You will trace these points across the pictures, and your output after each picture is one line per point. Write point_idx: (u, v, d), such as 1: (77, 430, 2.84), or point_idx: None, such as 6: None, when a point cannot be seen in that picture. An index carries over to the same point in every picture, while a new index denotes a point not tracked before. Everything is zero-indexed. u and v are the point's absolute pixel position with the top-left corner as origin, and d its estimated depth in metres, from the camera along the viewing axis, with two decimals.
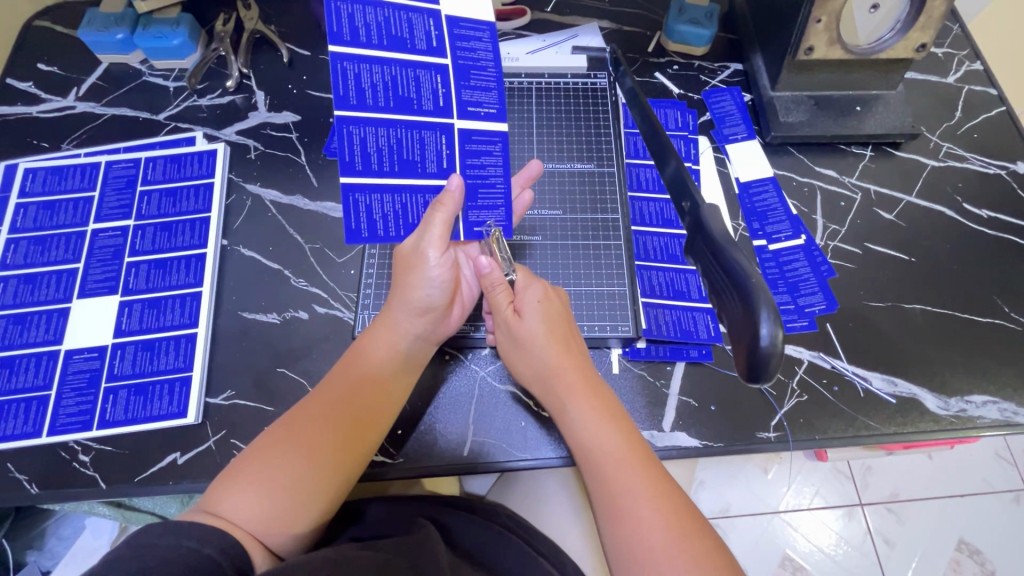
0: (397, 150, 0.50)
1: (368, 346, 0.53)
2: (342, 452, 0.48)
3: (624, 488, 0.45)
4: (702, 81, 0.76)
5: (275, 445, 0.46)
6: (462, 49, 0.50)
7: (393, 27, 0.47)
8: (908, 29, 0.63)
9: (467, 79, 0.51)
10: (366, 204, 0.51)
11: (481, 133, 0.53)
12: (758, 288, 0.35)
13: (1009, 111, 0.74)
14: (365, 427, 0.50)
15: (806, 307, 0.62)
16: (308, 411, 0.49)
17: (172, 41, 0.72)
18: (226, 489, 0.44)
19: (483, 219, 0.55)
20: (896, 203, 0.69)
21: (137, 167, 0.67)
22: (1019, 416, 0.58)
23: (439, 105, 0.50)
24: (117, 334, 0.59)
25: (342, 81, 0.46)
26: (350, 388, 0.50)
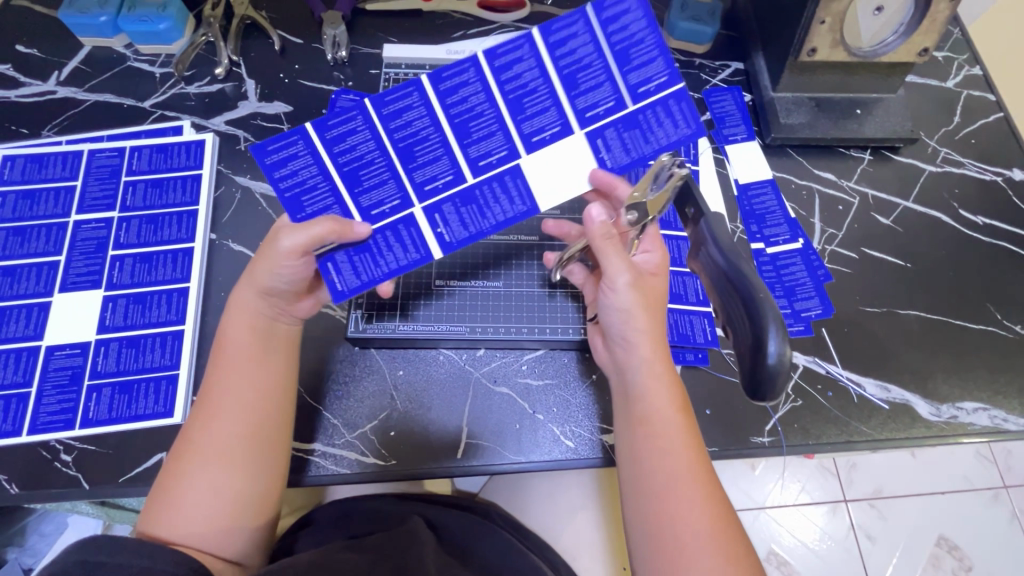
0: (360, 166, 0.48)
1: (235, 335, 0.49)
2: (258, 441, 0.47)
3: (671, 467, 0.43)
4: (702, 80, 0.75)
5: (192, 455, 0.45)
6: (493, 180, 0.49)
7: (523, 100, 0.48)
8: (911, 34, 0.62)
9: (471, 206, 0.49)
10: (290, 151, 0.47)
11: (419, 238, 0.49)
12: (766, 305, 0.35)
13: (1006, 117, 0.74)
14: (272, 414, 0.48)
15: (802, 312, 0.62)
16: (210, 415, 0.46)
17: (158, 25, 0.69)
18: (159, 514, 0.44)
19: (342, 271, 0.48)
20: (892, 207, 0.69)
21: (121, 157, 0.65)
22: (1008, 423, 0.59)
23: (424, 185, 0.49)
24: (101, 330, 0.57)
25: (397, 92, 0.47)
26: (241, 378, 0.48)
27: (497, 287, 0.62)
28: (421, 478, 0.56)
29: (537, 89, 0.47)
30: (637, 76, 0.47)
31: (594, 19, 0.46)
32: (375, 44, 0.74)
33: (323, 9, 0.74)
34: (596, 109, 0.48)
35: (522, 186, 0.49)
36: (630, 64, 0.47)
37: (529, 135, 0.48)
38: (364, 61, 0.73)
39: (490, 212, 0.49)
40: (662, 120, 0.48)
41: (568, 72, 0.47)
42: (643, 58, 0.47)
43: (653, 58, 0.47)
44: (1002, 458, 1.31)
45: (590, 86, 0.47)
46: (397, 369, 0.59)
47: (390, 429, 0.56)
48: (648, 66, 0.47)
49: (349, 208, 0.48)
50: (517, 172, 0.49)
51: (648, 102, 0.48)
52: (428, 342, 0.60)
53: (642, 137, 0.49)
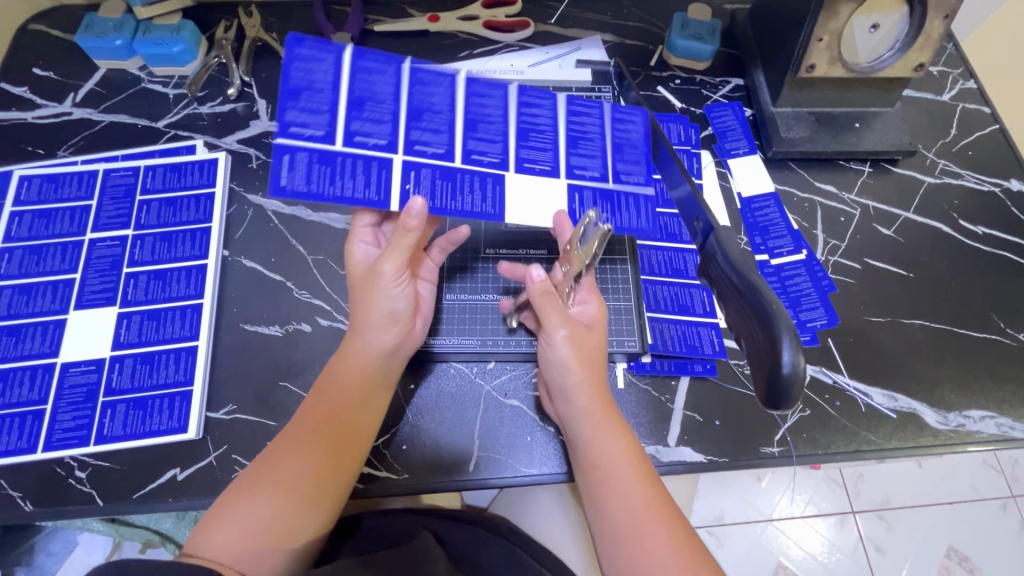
0: (370, 99, 0.50)
1: (341, 371, 0.52)
2: (330, 479, 0.49)
3: (630, 513, 0.47)
4: (704, 96, 0.76)
5: (261, 477, 0.47)
6: (475, 175, 0.52)
7: (530, 135, 0.54)
8: (907, 49, 0.64)
9: (446, 182, 0.51)
10: (317, 57, 0.49)
11: (386, 182, 0.49)
12: (779, 314, 0.35)
13: (1001, 130, 0.76)
14: (338, 451, 0.49)
15: (808, 322, 0.63)
16: (285, 446, 0.49)
17: (172, 48, 0.71)
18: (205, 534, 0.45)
19: (294, 171, 0.47)
20: (894, 218, 0.70)
21: (135, 176, 0.66)
22: (1016, 431, 0.59)
23: (413, 144, 0.50)
24: (116, 347, 0.57)
25: (434, 72, 0.52)
26: (332, 414, 0.50)
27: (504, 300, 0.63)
28: (431, 491, 0.56)
29: (546, 131, 0.54)
30: (624, 167, 0.56)
31: (607, 113, 0.56)
32: None
33: (332, 30, 0.76)
34: (584, 172, 0.54)
35: (498, 191, 0.52)
36: (622, 158, 0.56)
37: (524, 160, 0.53)
38: None
39: (460, 197, 0.51)
40: (634, 206, 0.55)
41: (572, 135, 0.55)
42: (634, 159, 0.56)
43: (640, 162, 0.56)
44: (1009, 467, 1.31)
45: (587, 154, 0.55)
46: (408, 382, 0.59)
47: (402, 444, 0.57)
48: (636, 166, 0.56)
49: (338, 122, 0.48)
50: (500, 179, 0.52)
51: (625, 189, 0.55)
52: (439, 355, 0.60)
53: (612, 210, 0.54)
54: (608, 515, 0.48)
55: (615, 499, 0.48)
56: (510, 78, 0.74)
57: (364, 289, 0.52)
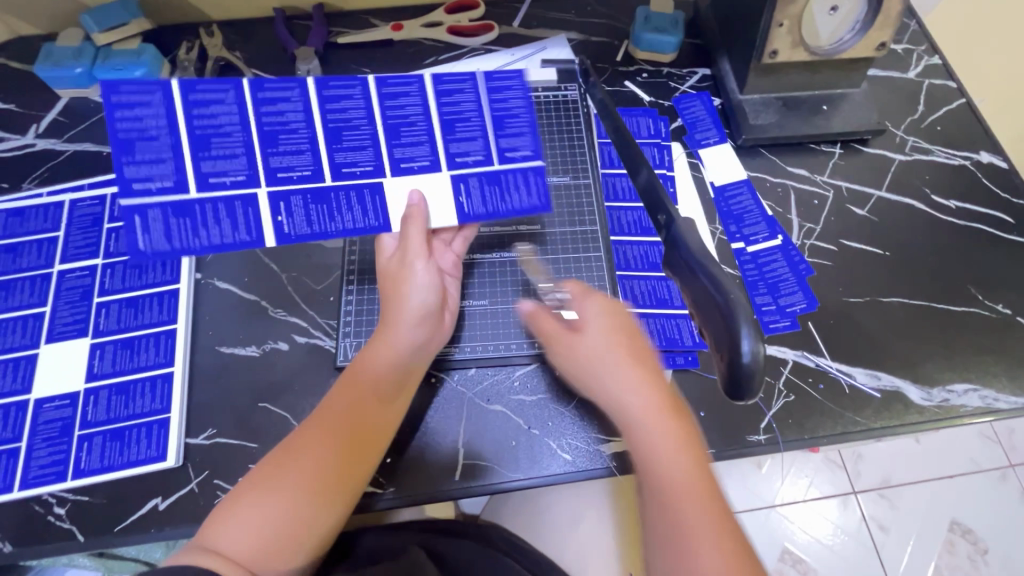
0: (282, 130, 0.53)
1: (367, 368, 0.52)
2: (342, 482, 0.48)
3: (689, 524, 0.43)
4: (671, 88, 0.76)
5: (275, 473, 0.47)
6: (349, 190, 0.55)
7: (401, 129, 0.56)
8: (867, 30, 0.64)
9: (320, 202, 0.55)
10: (143, 99, 0.50)
11: (256, 221, 0.53)
12: (738, 302, 0.35)
13: (968, 103, 0.76)
14: (360, 453, 0.49)
15: (787, 307, 0.63)
16: (308, 433, 0.49)
17: (133, 73, 0.71)
18: (219, 526, 0.44)
19: (155, 226, 0.52)
20: (867, 198, 0.70)
21: (102, 204, 0.66)
22: (1000, 403, 0.59)
23: (274, 172, 0.53)
24: (90, 379, 0.57)
25: (341, 82, 0.54)
26: (347, 413, 0.50)
27: (482, 305, 0.61)
28: (419, 503, 0.55)
29: (416, 123, 0.56)
30: (541, 138, 0.59)
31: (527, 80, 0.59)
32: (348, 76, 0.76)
33: (296, 45, 0.76)
34: (514, 153, 0.58)
35: (377, 202, 0.55)
36: (534, 126, 0.59)
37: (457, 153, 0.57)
38: None
39: (339, 217, 0.55)
40: (523, 181, 0.58)
41: (498, 115, 0.58)
42: (516, 129, 0.58)
43: (522, 131, 0.58)
44: (1005, 436, 1.32)
45: (514, 133, 0.58)
46: None
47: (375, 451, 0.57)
48: (525, 136, 0.58)
49: (185, 167, 0.51)
50: (375, 188, 0.55)
51: (512, 164, 0.58)
52: None
53: (500, 195, 0.57)
54: (653, 518, 0.45)
55: (660, 504, 0.45)
56: None
57: (390, 284, 0.55)
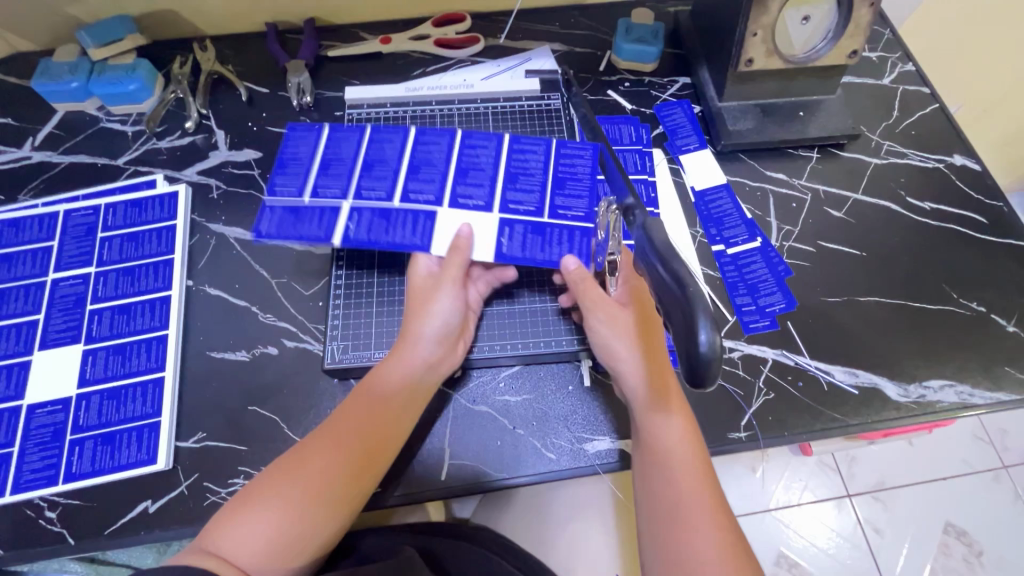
0: (379, 163, 0.58)
1: (382, 383, 0.53)
2: (348, 495, 0.48)
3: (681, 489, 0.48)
4: (653, 96, 0.79)
5: (284, 479, 0.47)
6: (410, 214, 0.56)
7: (467, 173, 0.59)
8: (838, 38, 0.67)
9: (383, 214, 0.56)
10: (303, 134, 0.60)
11: (331, 223, 0.55)
12: (697, 297, 0.38)
13: (942, 108, 0.79)
14: (366, 461, 0.50)
15: (767, 307, 0.64)
16: (320, 442, 0.50)
17: (128, 86, 0.72)
18: (224, 528, 0.45)
19: (268, 217, 0.55)
20: (844, 201, 0.72)
21: (96, 214, 0.67)
22: (975, 398, 0.60)
23: (363, 192, 0.56)
24: (82, 384, 0.58)
25: (432, 134, 0.60)
26: (361, 422, 0.51)
27: None
28: (406, 503, 0.56)
29: (483, 169, 0.59)
30: (562, 200, 0.58)
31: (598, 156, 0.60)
32: (338, 88, 0.78)
33: (287, 58, 0.78)
34: (569, 211, 0.57)
35: (427, 225, 0.56)
36: (565, 189, 0.58)
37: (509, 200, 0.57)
38: (329, 104, 0.77)
39: (393, 231, 0.55)
40: (569, 236, 0.56)
41: (561, 176, 0.59)
42: (575, 191, 0.58)
43: (580, 196, 0.58)
44: (998, 438, 1.33)
45: (574, 194, 0.58)
46: None
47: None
48: (576, 198, 0.58)
49: (308, 182, 0.57)
50: (430, 215, 0.56)
51: (563, 224, 0.57)
52: None
53: (542, 243, 0.56)
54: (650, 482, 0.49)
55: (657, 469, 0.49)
56: (460, 93, 0.75)
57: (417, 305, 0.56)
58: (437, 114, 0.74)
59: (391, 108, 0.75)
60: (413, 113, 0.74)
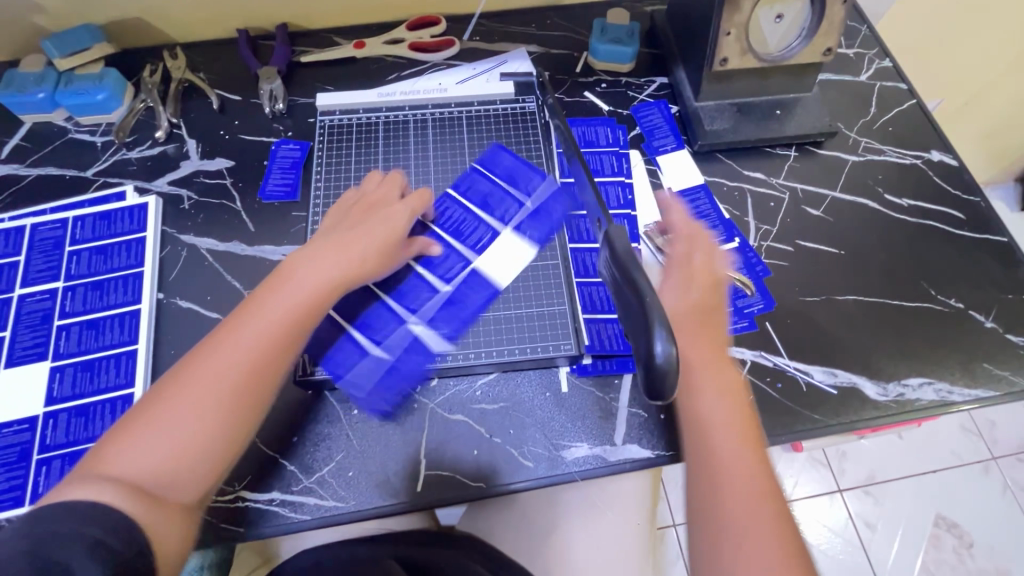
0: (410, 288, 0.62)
1: (286, 284, 0.52)
2: (247, 396, 0.47)
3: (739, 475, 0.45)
4: (630, 97, 0.78)
5: (180, 386, 0.46)
6: (462, 285, 0.63)
7: (461, 228, 0.66)
8: (812, 36, 0.66)
9: (455, 304, 0.61)
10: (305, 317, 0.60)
11: (420, 342, 0.60)
12: (654, 306, 0.40)
13: (919, 104, 0.78)
14: (272, 356, 0.49)
15: (745, 309, 0.64)
16: (218, 346, 0.48)
17: (95, 96, 0.71)
18: (114, 449, 0.43)
19: (359, 386, 0.58)
20: (822, 199, 0.72)
21: (64, 228, 0.66)
22: (954, 396, 0.60)
23: (414, 305, 0.61)
24: (49, 403, 0.57)
25: None
26: (262, 324, 0.49)
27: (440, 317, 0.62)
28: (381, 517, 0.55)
29: (465, 219, 0.67)
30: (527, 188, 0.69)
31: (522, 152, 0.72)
32: (311, 94, 0.77)
33: (259, 65, 0.77)
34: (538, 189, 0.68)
35: (479, 279, 0.63)
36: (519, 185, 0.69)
37: (500, 219, 0.67)
38: (302, 110, 0.76)
39: (465, 301, 0.62)
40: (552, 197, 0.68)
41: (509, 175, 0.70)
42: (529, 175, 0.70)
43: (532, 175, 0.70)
44: (986, 430, 1.33)
45: (528, 180, 0.69)
46: (350, 408, 0.58)
47: (323, 465, 0.56)
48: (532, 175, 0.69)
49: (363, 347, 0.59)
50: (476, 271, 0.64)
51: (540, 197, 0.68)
52: (380, 378, 0.59)
53: (547, 217, 0.67)
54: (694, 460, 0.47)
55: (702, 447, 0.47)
56: (434, 97, 0.75)
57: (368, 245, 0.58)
58: (409, 120, 0.74)
59: (363, 114, 0.74)
60: (386, 119, 0.74)
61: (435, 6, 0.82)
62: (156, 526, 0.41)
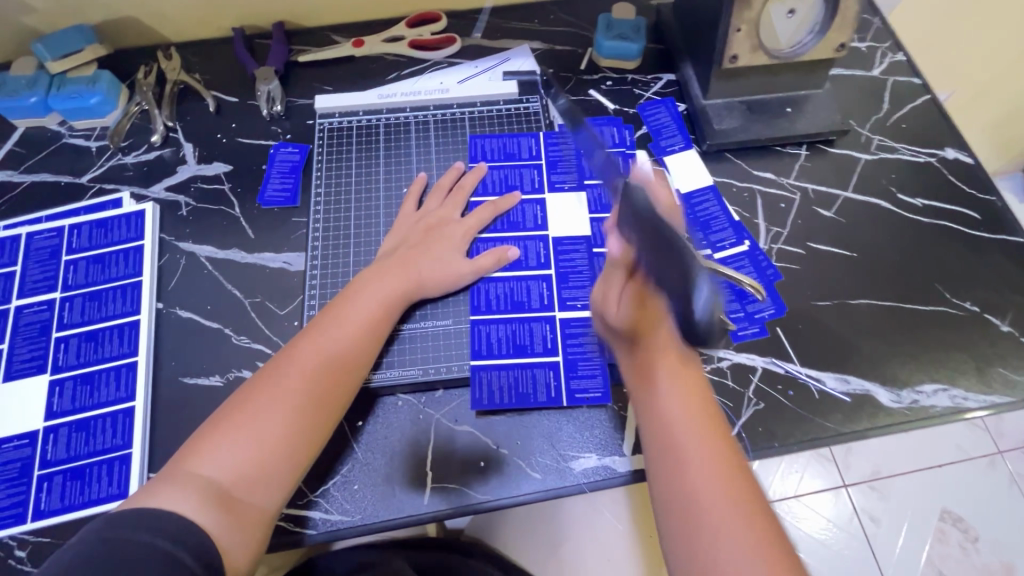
0: (498, 303, 0.62)
1: (354, 303, 0.56)
2: (325, 403, 0.51)
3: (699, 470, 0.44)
4: (636, 95, 0.76)
5: (259, 393, 0.50)
6: (563, 265, 0.64)
7: (513, 219, 0.67)
8: (825, 31, 0.64)
9: (567, 285, 0.63)
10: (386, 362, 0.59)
11: (566, 320, 0.61)
12: (682, 245, 0.40)
13: (933, 99, 0.76)
14: (345, 368, 0.53)
15: (756, 314, 0.63)
16: (294, 358, 0.52)
17: (89, 100, 0.70)
18: (201, 453, 0.46)
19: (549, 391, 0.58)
20: (834, 199, 0.70)
21: (60, 236, 0.64)
22: (969, 402, 0.59)
23: (542, 303, 0.62)
24: (49, 417, 0.56)
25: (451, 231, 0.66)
26: (336, 336, 0.54)
27: (445, 327, 0.61)
28: (387, 531, 0.54)
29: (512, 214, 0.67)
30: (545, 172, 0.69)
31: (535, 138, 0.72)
32: (310, 95, 0.75)
33: (255, 65, 0.75)
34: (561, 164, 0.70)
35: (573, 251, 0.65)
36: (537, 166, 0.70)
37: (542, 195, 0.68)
38: (301, 111, 0.74)
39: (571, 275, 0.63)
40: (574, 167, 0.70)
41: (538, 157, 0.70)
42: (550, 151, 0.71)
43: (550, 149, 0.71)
44: (993, 423, 1.32)
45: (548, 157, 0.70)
46: (355, 420, 0.57)
47: (328, 478, 0.55)
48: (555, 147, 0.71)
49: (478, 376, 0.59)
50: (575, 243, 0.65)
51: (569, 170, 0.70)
52: (385, 390, 0.58)
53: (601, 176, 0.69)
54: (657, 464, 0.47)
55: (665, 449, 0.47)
56: (435, 99, 0.73)
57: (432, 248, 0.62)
58: (410, 121, 0.72)
59: (363, 116, 0.73)
60: (387, 122, 0.72)
61: (435, 2, 0.80)
62: (231, 527, 0.44)
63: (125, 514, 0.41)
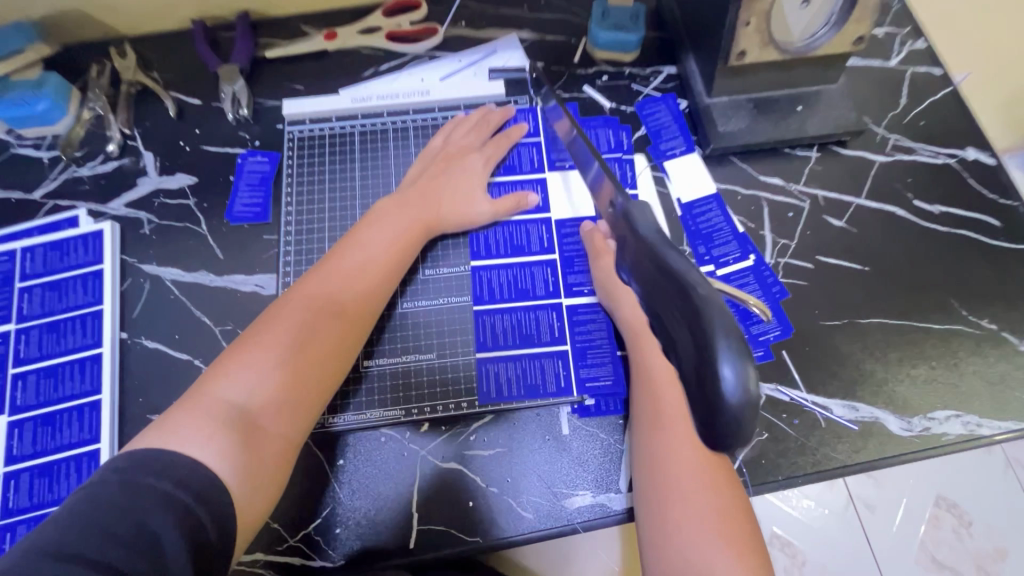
0: (505, 335, 0.59)
1: (380, 224, 0.57)
2: (358, 318, 0.52)
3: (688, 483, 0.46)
4: (634, 91, 0.70)
5: (292, 303, 0.50)
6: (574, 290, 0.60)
7: (517, 242, 0.63)
8: (843, 23, 0.58)
9: (577, 314, 0.60)
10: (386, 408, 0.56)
11: (578, 353, 0.58)
12: (711, 326, 0.38)
13: (955, 92, 0.71)
14: (379, 283, 0.54)
15: (760, 336, 0.59)
16: (326, 272, 0.53)
17: (35, 106, 0.64)
18: (233, 364, 0.46)
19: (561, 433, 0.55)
20: (845, 207, 0.65)
21: (13, 261, 0.60)
22: (983, 429, 0.56)
23: (551, 338, 0.59)
24: (10, 462, 0.52)
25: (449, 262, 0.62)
26: (365, 257, 0.55)
27: (431, 358, 0.58)
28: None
29: (516, 236, 0.63)
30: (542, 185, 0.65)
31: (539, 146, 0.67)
32: (279, 95, 0.69)
33: (218, 63, 0.69)
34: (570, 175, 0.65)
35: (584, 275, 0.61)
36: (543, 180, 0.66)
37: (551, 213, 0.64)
38: (270, 114, 0.68)
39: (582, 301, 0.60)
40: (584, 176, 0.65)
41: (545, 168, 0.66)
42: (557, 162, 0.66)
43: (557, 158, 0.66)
44: None
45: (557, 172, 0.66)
46: (336, 458, 0.54)
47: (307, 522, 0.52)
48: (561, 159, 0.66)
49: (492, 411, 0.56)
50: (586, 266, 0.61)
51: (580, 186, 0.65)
52: (368, 426, 0.55)
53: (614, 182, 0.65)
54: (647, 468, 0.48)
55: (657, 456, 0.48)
56: (415, 102, 0.69)
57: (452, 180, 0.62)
58: (390, 128, 0.68)
59: (336, 122, 0.68)
60: (363, 129, 0.68)
61: None
62: (262, 444, 0.43)
63: (145, 457, 0.38)
